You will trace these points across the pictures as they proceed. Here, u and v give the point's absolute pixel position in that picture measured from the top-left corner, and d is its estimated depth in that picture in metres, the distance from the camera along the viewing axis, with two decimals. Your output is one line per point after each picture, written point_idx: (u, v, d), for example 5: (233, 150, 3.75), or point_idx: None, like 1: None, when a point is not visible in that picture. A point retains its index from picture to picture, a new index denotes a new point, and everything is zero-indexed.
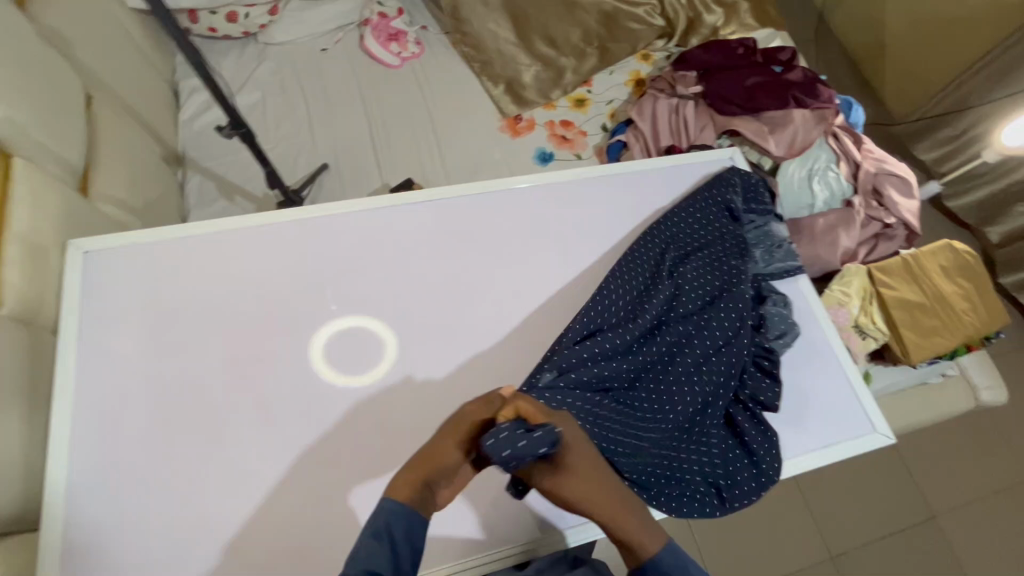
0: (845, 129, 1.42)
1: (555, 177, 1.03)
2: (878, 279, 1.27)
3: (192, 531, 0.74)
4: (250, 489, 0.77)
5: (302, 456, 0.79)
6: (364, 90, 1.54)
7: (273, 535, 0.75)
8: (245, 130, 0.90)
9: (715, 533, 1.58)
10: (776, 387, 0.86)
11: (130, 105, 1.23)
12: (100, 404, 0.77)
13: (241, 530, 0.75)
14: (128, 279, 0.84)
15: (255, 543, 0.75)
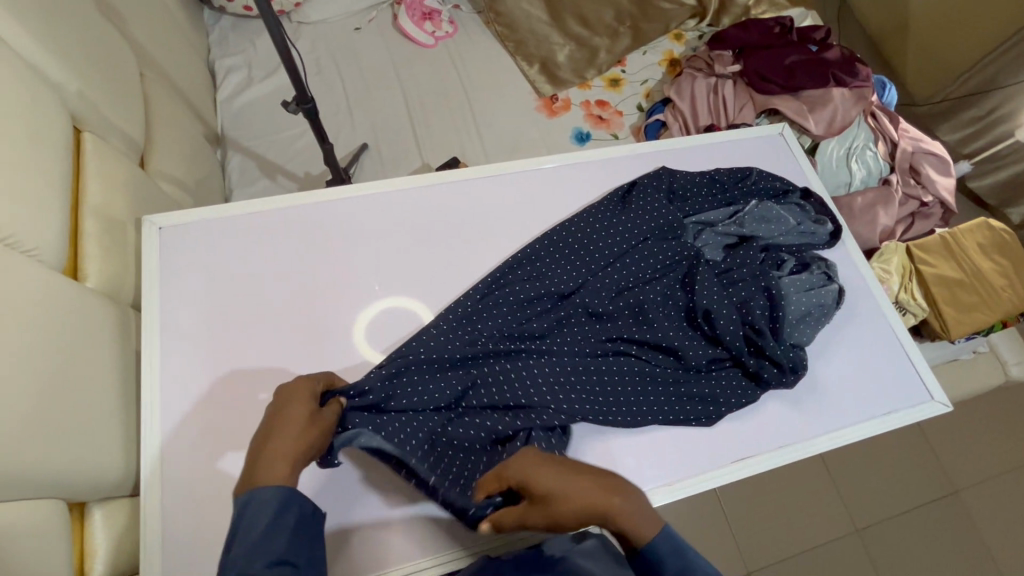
0: (881, 108, 1.44)
1: (612, 152, 1.04)
2: (917, 256, 1.29)
3: None
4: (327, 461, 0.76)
5: None
6: (400, 70, 1.53)
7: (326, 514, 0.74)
8: (309, 106, 0.91)
9: (745, 509, 1.61)
10: (780, 350, 0.86)
11: (175, 83, 1.23)
12: (183, 375, 0.77)
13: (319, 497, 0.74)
14: (202, 253, 0.85)
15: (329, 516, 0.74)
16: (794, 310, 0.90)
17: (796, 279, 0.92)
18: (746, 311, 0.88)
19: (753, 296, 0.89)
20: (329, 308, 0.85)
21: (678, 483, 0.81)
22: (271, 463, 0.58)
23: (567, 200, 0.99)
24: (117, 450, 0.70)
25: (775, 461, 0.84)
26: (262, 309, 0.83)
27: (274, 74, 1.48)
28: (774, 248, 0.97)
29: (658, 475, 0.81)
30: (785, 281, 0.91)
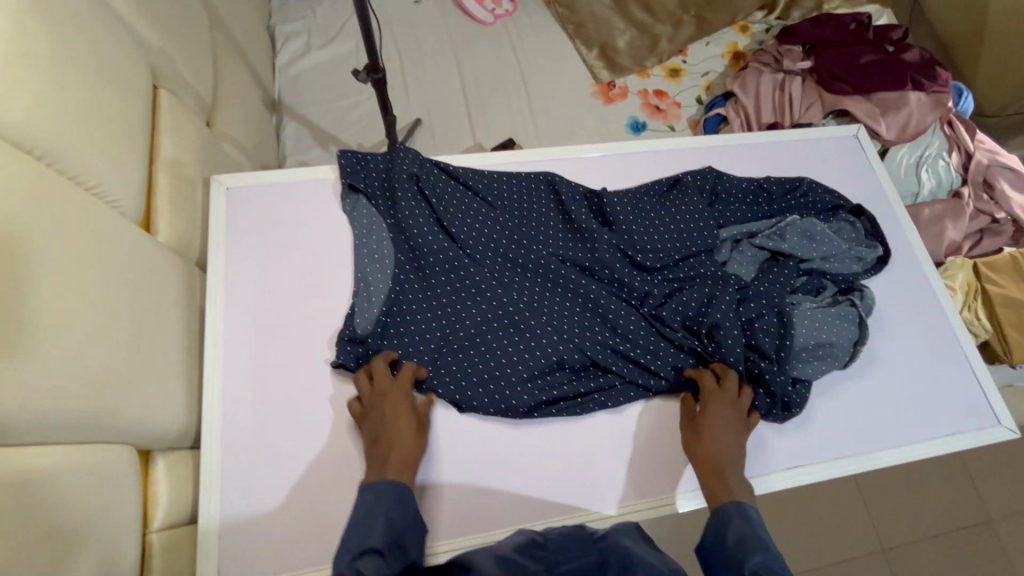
0: (959, 116, 1.36)
1: (682, 142, 1.01)
2: (984, 275, 1.23)
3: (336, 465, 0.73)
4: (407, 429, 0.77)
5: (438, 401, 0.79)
6: (456, 45, 1.52)
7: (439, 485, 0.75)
8: (378, 76, 0.91)
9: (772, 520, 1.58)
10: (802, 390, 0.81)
11: (239, 45, 1.23)
12: (243, 335, 0.78)
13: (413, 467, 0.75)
14: (267, 215, 0.86)
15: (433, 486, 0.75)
16: (812, 345, 0.84)
17: (821, 311, 0.86)
18: (752, 331, 0.83)
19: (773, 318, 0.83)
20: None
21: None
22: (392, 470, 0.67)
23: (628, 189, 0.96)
24: (181, 402, 0.72)
25: (830, 472, 0.81)
26: (326, 275, 0.83)
27: (332, 42, 1.48)
28: (819, 273, 0.92)
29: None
30: (805, 311, 0.86)
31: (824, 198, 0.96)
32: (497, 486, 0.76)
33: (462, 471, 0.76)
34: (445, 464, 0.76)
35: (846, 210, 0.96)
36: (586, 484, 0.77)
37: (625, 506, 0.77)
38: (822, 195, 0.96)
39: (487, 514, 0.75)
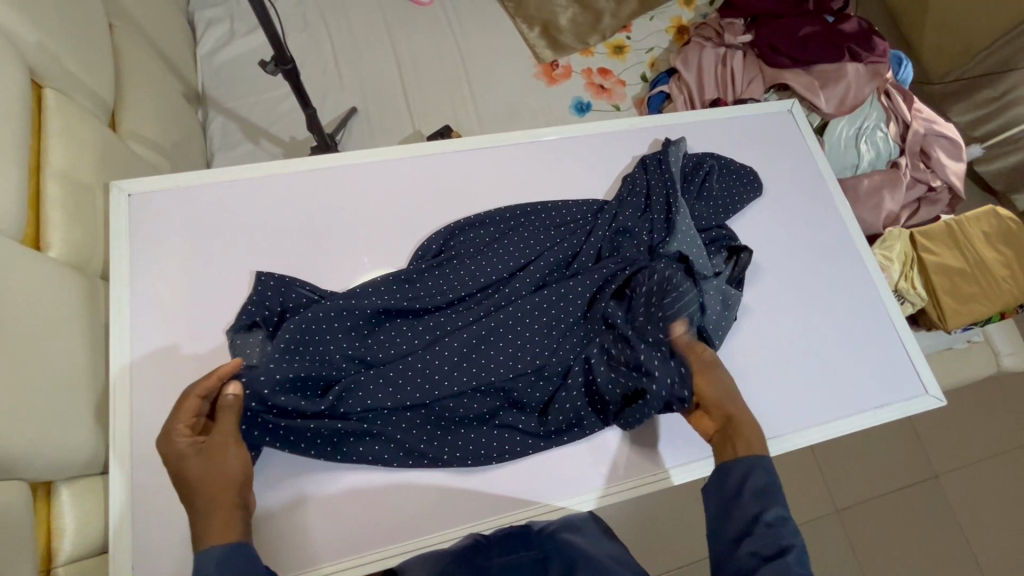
0: (896, 86, 1.37)
1: (616, 123, 0.97)
2: (919, 243, 1.25)
3: (278, 480, 0.73)
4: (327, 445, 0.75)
5: None
6: (392, 28, 1.45)
7: (351, 501, 0.74)
8: (290, 68, 0.84)
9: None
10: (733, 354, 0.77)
11: (148, 35, 1.15)
12: (152, 351, 0.74)
13: (327, 488, 0.74)
14: (173, 222, 0.80)
15: (342, 504, 0.73)
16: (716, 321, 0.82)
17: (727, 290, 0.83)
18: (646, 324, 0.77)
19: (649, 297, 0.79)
20: (309, 272, 0.81)
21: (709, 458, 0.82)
22: (222, 522, 0.59)
23: (563, 172, 0.92)
24: (87, 426, 0.68)
25: None
26: (240, 283, 0.79)
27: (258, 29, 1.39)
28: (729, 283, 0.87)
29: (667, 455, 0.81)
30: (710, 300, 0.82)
31: (726, 212, 0.91)
32: (448, 487, 0.76)
33: (412, 472, 0.76)
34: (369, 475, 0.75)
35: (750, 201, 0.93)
36: (535, 479, 0.78)
37: (578, 493, 0.78)
38: (728, 183, 0.93)
39: (436, 515, 0.74)
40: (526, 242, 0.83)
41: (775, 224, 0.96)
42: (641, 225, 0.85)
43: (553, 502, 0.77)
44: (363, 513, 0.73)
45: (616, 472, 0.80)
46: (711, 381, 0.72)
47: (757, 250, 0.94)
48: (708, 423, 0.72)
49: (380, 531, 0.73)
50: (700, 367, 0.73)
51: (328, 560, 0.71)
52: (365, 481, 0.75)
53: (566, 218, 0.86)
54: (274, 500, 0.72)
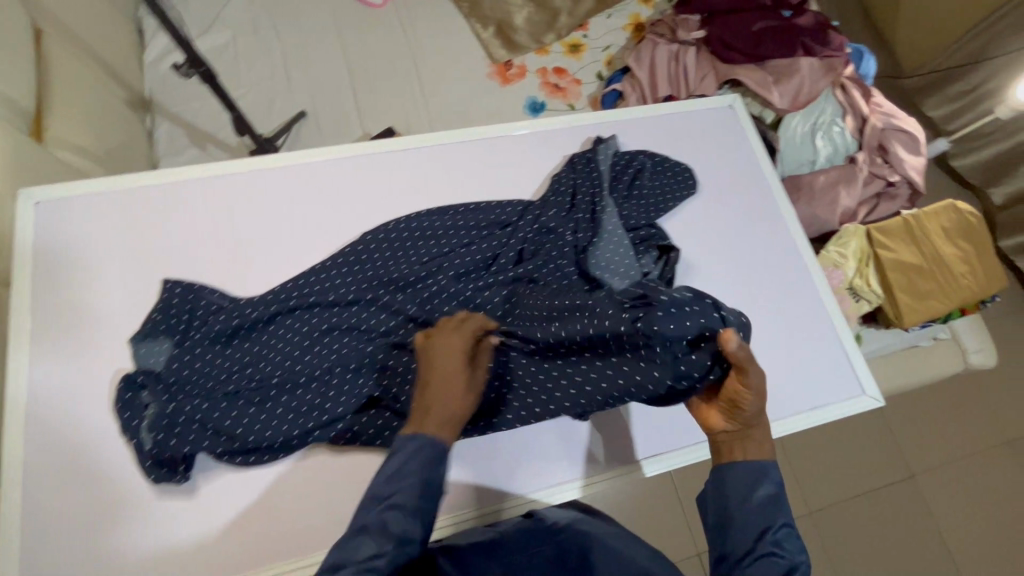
0: (854, 80, 1.35)
1: (546, 122, 0.95)
2: (876, 239, 1.23)
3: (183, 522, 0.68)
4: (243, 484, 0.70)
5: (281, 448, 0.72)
6: (343, 30, 1.43)
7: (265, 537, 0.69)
8: (204, 70, 0.84)
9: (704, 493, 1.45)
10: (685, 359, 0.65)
11: (85, 43, 1.14)
12: (56, 362, 0.72)
13: (238, 525, 0.69)
14: (83, 229, 0.79)
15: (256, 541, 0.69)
16: None
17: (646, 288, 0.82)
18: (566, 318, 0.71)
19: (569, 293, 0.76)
20: (221, 278, 0.79)
21: (683, 452, 0.82)
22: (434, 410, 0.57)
23: (490, 171, 0.91)
24: None
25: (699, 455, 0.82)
26: (150, 291, 0.77)
27: (204, 34, 1.37)
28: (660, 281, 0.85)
29: (617, 458, 0.81)
30: None
31: (659, 211, 0.88)
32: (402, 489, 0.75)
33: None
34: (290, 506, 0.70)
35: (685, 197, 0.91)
36: (501, 472, 0.78)
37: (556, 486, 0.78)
38: (660, 180, 0.90)
39: None
40: (441, 240, 0.81)
41: (713, 222, 0.94)
42: (561, 225, 0.82)
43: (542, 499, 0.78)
44: (276, 524, 0.69)
45: (568, 471, 0.79)
46: (762, 395, 0.62)
47: (690, 249, 0.91)
48: (719, 424, 0.66)
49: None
50: (758, 383, 0.61)
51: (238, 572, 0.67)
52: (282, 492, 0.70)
53: (486, 216, 0.83)
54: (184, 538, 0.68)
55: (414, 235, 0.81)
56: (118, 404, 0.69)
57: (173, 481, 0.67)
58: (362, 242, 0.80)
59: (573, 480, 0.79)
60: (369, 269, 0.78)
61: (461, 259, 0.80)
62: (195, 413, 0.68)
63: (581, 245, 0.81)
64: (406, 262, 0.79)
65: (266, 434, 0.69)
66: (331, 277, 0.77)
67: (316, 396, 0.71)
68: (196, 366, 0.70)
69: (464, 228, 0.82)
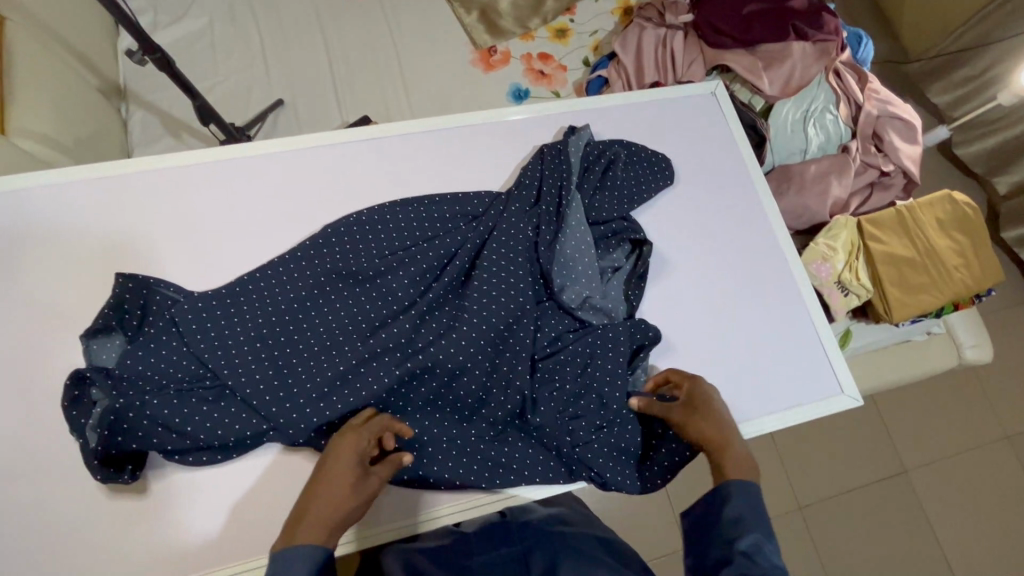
0: (849, 66, 1.30)
1: (520, 110, 0.92)
2: (866, 232, 1.19)
3: (132, 529, 0.67)
4: (191, 500, 0.68)
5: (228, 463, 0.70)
6: (323, 16, 1.40)
7: (217, 544, 0.67)
8: (159, 56, 0.86)
9: (693, 490, 1.41)
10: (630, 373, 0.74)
11: (53, 29, 1.11)
12: (7, 359, 0.71)
13: (189, 535, 0.67)
14: (36, 222, 0.77)
15: (208, 549, 0.67)
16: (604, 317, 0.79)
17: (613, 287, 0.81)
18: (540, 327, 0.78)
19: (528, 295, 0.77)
20: (178, 272, 0.77)
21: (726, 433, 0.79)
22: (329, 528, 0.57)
23: (461, 161, 0.88)
24: None
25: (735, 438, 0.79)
26: (104, 286, 0.75)
27: (178, 20, 1.34)
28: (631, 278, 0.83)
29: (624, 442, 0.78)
30: (594, 296, 0.79)
31: (632, 202, 0.85)
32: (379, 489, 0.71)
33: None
34: (244, 518, 0.69)
35: (661, 188, 0.88)
36: None
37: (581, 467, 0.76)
38: (635, 171, 0.87)
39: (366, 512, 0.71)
40: (406, 232, 0.78)
41: (692, 216, 0.90)
42: (528, 219, 0.79)
43: (568, 483, 0.75)
44: (231, 523, 0.68)
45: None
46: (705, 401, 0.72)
47: (665, 241, 0.88)
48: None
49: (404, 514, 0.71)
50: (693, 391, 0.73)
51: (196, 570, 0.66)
52: (240, 491, 0.69)
53: (453, 208, 0.81)
54: (135, 544, 0.67)
55: (378, 227, 0.78)
56: (65, 401, 0.67)
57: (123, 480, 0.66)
58: (323, 234, 0.77)
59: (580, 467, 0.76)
60: (331, 262, 0.75)
61: (426, 252, 0.77)
62: (144, 410, 0.66)
63: (544, 240, 0.78)
64: (370, 254, 0.76)
65: (218, 433, 0.67)
66: (290, 270, 0.74)
67: (269, 393, 0.69)
68: (149, 361, 0.68)
69: (430, 220, 0.80)
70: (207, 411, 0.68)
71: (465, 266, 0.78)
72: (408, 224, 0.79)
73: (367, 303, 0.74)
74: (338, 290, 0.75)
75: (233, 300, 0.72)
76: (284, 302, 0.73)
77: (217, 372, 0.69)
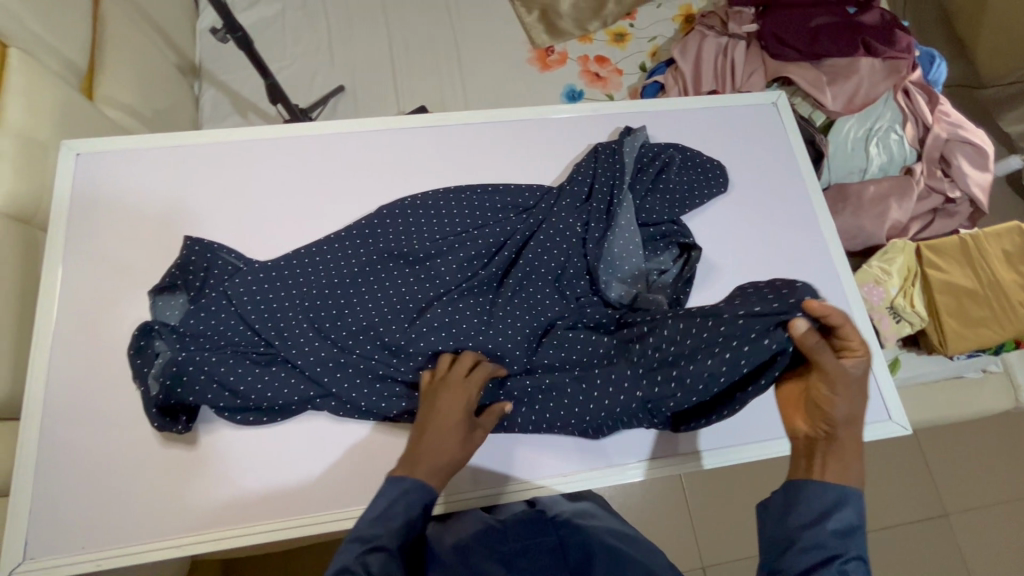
0: (920, 85, 1.24)
1: (580, 109, 0.92)
2: (925, 258, 1.14)
3: (175, 484, 0.70)
4: (218, 473, 0.71)
5: (246, 437, 0.72)
6: (388, 8, 1.44)
7: (253, 505, 0.70)
8: (239, 35, 0.91)
9: (715, 508, 1.38)
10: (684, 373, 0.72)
11: (143, 7, 1.19)
12: (80, 307, 0.76)
13: (226, 496, 0.70)
14: (117, 182, 0.82)
15: (244, 511, 0.70)
16: None
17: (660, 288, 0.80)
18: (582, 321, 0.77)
19: (570, 290, 0.79)
20: (241, 239, 0.81)
21: (758, 446, 0.78)
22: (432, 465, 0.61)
23: (515, 155, 0.89)
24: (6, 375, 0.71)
25: (766, 453, 0.78)
26: (171, 247, 0.80)
27: (255, 6, 1.40)
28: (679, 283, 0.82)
29: (656, 448, 0.77)
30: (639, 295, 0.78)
31: (682, 207, 0.85)
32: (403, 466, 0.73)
33: None
34: (270, 489, 0.71)
35: (713, 195, 0.87)
36: (510, 460, 0.75)
37: (604, 468, 0.75)
38: (688, 176, 0.86)
39: None
40: (455, 219, 0.80)
41: (744, 227, 0.89)
42: (576, 214, 0.80)
43: (593, 480, 0.75)
44: (263, 484, 0.71)
45: (613, 454, 0.76)
46: (846, 391, 0.58)
47: (714, 249, 0.87)
48: (803, 427, 0.62)
49: (442, 490, 0.73)
50: (837, 376, 0.58)
51: (226, 525, 0.69)
52: (265, 459, 0.72)
53: (502, 200, 0.82)
54: (175, 496, 0.70)
55: (427, 213, 0.80)
56: (132, 350, 0.72)
57: (175, 428, 0.70)
58: (377, 215, 0.79)
59: (601, 465, 0.75)
60: (382, 242, 0.78)
61: (473, 241, 0.79)
62: (200, 367, 0.69)
63: (592, 238, 0.79)
64: (419, 238, 0.78)
65: (266, 395, 0.70)
66: (342, 248, 0.77)
67: (317, 362, 0.71)
68: (209, 322, 0.72)
69: (479, 209, 0.81)
70: (257, 374, 0.71)
71: (509, 258, 0.79)
72: (456, 211, 0.80)
73: (414, 284, 0.76)
74: (387, 270, 0.77)
75: (290, 272, 0.75)
76: (336, 278, 0.75)
77: (269, 338, 0.72)
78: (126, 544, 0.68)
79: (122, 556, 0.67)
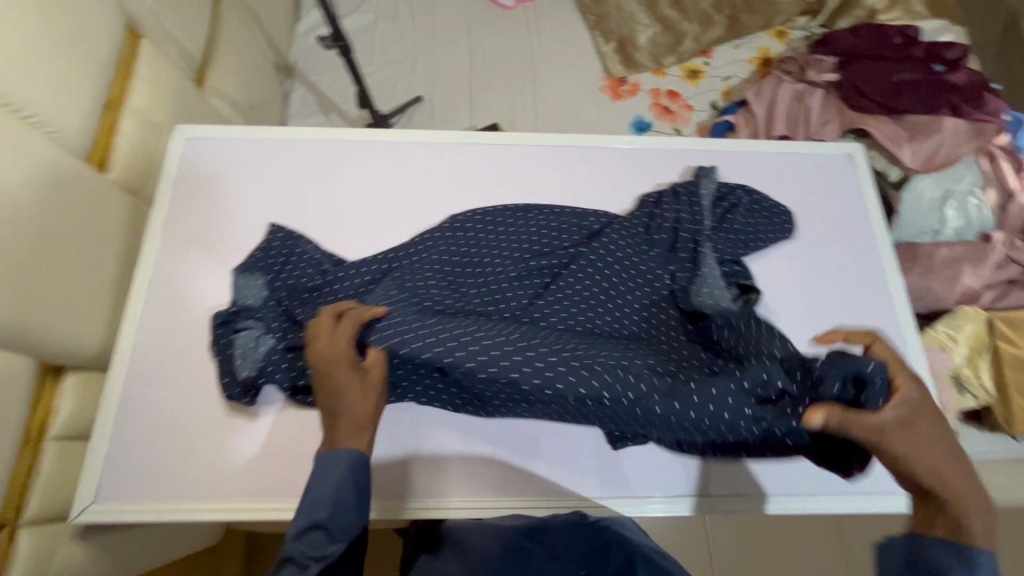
0: (1008, 151, 1.19)
1: (651, 142, 0.94)
2: (998, 330, 1.08)
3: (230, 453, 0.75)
4: (265, 449, 0.75)
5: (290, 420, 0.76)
6: (472, 27, 1.51)
7: (300, 483, 0.74)
8: (341, 44, 0.98)
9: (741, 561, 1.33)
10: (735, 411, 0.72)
11: (254, 9, 1.30)
12: (170, 276, 0.83)
13: (275, 471, 0.74)
14: (216, 166, 0.90)
15: (289, 487, 0.73)
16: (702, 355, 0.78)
17: None
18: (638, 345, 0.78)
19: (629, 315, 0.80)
20: (319, 231, 0.86)
21: (803, 498, 0.76)
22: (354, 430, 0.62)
23: (583, 180, 0.91)
24: (101, 329, 0.78)
25: (813, 507, 0.76)
26: (255, 231, 0.86)
27: (350, 15, 1.50)
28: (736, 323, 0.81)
29: (693, 485, 0.76)
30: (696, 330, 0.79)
31: (746, 249, 0.85)
32: (449, 464, 0.76)
33: (499, 454, 0.76)
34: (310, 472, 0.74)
35: (778, 240, 0.87)
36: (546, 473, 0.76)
37: (622, 496, 0.75)
38: (754, 220, 0.86)
39: (437, 483, 0.75)
40: (526, 234, 0.84)
41: (806, 276, 0.88)
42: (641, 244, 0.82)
43: (623, 507, 0.75)
44: (309, 464, 0.74)
45: (648, 485, 0.76)
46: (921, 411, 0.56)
47: (774, 294, 0.86)
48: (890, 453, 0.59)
49: (479, 493, 0.75)
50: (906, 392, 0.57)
51: (270, 498, 0.73)
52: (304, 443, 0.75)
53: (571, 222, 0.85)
54: (228, 465, 0.74)
55: (500, 226, 0.84)
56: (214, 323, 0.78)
57: (242, 401, 0.75)
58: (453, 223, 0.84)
59: (635, 494, 0.75)
60: (455, 247, 0.82)
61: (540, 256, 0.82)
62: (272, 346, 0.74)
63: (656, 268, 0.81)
64: (490, 248, 0.82)
65: None
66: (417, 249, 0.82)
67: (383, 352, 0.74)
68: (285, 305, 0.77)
69: (548, 228, 0.84)
70: None
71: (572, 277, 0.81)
72: (526, 227, 0.84)
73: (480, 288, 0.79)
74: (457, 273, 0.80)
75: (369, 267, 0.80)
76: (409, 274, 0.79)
77: None
78: (182, 502, 0.72)
79: (175, 513, 0.72)
